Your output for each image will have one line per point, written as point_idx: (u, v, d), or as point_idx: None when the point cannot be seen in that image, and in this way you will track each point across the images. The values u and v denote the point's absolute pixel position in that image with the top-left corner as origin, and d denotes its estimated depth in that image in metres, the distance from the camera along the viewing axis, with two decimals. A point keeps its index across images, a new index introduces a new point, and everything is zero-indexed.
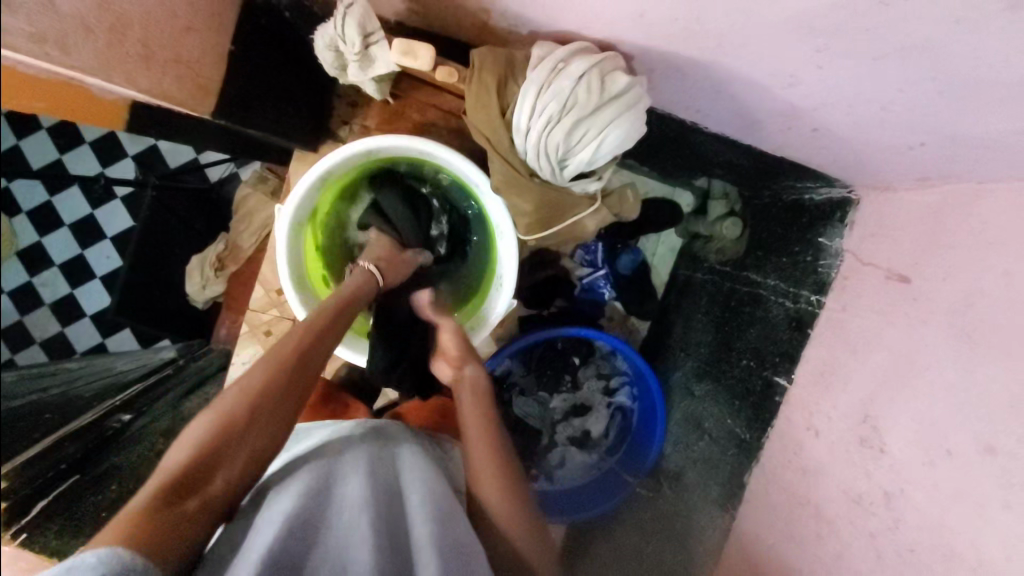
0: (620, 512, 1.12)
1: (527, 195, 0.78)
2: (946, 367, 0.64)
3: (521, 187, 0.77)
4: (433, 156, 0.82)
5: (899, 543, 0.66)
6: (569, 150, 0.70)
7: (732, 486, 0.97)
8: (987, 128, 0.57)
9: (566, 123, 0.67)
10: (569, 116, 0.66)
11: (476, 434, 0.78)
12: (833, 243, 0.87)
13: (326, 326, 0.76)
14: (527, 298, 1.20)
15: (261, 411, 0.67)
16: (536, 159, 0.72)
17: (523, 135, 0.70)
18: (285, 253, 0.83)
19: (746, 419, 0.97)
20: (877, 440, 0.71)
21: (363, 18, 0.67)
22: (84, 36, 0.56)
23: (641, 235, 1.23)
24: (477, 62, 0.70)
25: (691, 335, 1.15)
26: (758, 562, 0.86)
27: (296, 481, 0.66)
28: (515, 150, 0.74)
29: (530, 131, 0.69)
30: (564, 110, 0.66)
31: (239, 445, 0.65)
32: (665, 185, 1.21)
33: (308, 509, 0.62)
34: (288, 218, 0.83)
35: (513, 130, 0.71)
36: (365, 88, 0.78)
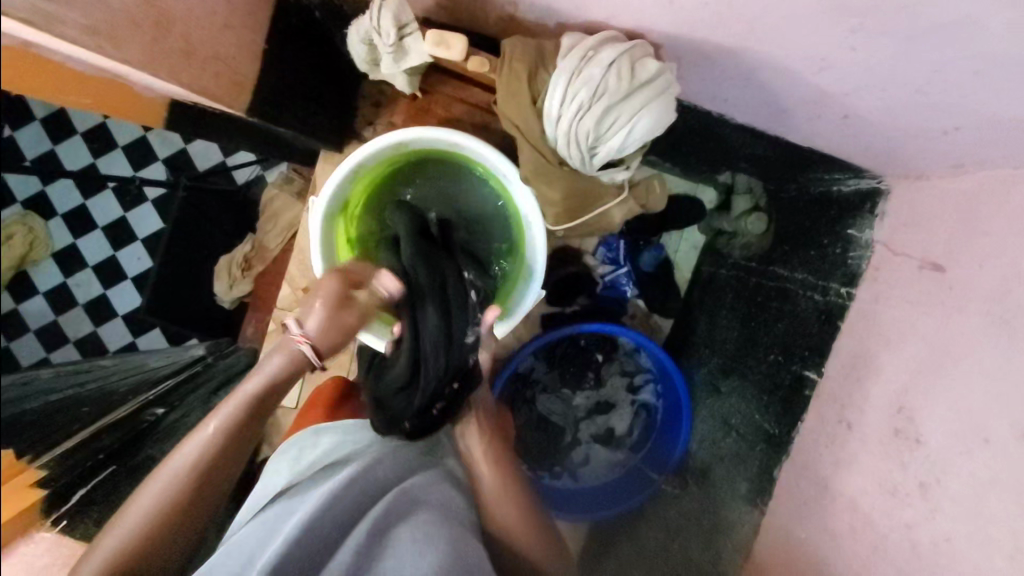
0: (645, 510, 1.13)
1: (555, 184, 0.79)
2: (984, 355, 0.63)
3: (550, 176, 0.77)
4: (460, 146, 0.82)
5: (937, 534, 0.65)
6: (600, 137, 0.70)
7: (761, 481, 0.95)
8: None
9: (596, 110, 0.67)
10: (599, 103, 0.67)
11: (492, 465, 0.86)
12: (863, 234, 0.86)
13: (228, 444, 0.73)
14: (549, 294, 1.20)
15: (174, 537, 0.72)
16: (566, 148, 0.72)
17: (553, 124, 0.71)
18: (316, 245, 0.85)
19: (775, 414, 0.96)
20: (912, 431, 0.70)
21: (398, 9, 0.68)
22: (132, 29, 0.57)
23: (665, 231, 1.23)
24: (508, 52, 0.71)
25: (715, 332, 1.14)
26: (788, 556, 0.85)
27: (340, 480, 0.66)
28: (545, 138, 0.74)
29: (560, 119, 0.69)
30: (595, 97, 0.67)
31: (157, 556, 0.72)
32: (687, 182, 1.20)
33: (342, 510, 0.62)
34: (321, 211, 0.85)
35: (543, 118, 0.72)
36: (396, 82, 0.80)
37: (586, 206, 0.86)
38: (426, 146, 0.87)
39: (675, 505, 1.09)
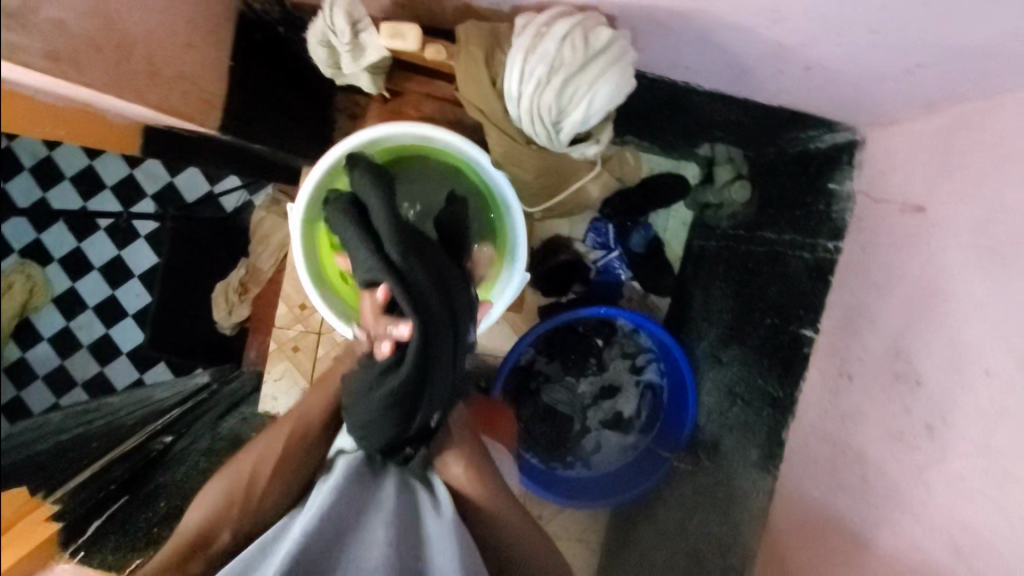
0: (661, 490, 1.13)
1: (527, 166, 0.82)
2: (974, 287, 0.63)
3: (520, 157, 0.81)
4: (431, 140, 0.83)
5: (949, 473, 0.64)
6: (562, 111, 0.71)
7: (772, 446, 0.95)
8: (998, 31, 0.56)
9: (555, 84, 0.68)
10: (557, 77, 0.67)
11: (475, 484, 0.85)
12: (843, 186, 0.86)
13: (317, 416, 0.89)
14: (542, 283, 1.21)
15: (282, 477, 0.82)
16: (531, 125, 0.73)
17: (515, 103, 0.72)
18: (301, 252, 0.86)
19: (778, 377, 0.95)
20: (912, 373, 0.70)
21: (350, 7, 0.69)
22: (95, 54, 0.57)
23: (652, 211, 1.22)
24: (462, 37, 0.72)
25: (711, 303, 1.14)
26: (807, 517, 0.85)
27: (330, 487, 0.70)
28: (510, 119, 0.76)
29: (521, 97, 0.70)
30: (552, 71, 0.68)
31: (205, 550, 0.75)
32: (669, 160, 1.20)
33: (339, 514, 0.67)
34: (301, 218, 0.86)
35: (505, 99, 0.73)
36: (360, 82, 0.81)
37: (560, 183, 0.89)
38: (398, 144, 0.88)
39: (690, 482, 1.10)
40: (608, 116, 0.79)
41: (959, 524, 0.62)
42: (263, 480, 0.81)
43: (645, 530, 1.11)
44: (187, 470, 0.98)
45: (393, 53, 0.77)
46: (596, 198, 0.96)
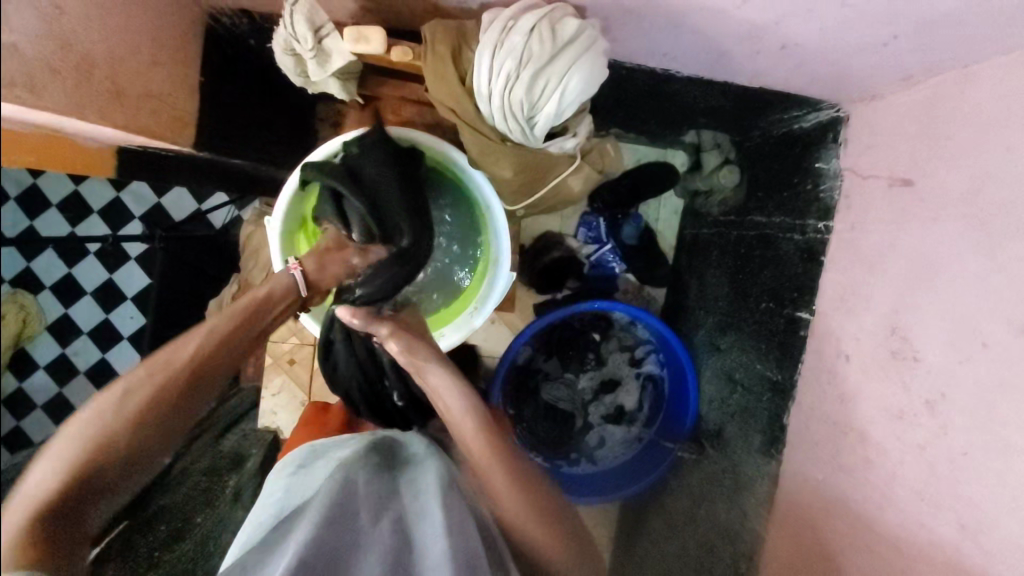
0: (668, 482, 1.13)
1: (504, 162, 0.80)
2: (965, 259, 0.62)
3: (496, 154, 0.79)
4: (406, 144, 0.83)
5: (950, 449, 0.63)
6: (534, 105, 0.70)
7: (773, 431, 0.93)
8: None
9: (525, 78, 0.67)
10: (526, 70, 0.66)
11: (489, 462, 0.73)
12: (830, 164, 0.85)
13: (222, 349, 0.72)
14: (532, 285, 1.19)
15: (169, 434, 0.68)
16: (504, 122, 0.72)
17: (486, 100, 0.71)
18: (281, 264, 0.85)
19: (775, 361, 0.94)
20: (908, 349, 0.69)
21: (310, 13, 0.68)
22: (54, 80, 0.55)
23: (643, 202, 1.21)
24: (428, 36, 0.71)
25: (707, 290, 1.13)
26: (812, 501, 0.83)
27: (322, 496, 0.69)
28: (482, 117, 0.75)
29: (492, 94, 0.70)
30: (521, 66, 0.66)
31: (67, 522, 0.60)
32: (656, 149, 1.19)
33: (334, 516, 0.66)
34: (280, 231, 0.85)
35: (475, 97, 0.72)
36: (331, 89, 0.80)
37: (541, 179, 0.87)
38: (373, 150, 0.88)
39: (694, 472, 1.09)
40: (583, 109, 0.79)
41: (963, 499, 0.61)
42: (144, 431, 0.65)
43: (655, 522, 1.11)
44: (188, 491, 0.91)
45: (361, 57, 0.76)
46: (580, 192, 0.94)
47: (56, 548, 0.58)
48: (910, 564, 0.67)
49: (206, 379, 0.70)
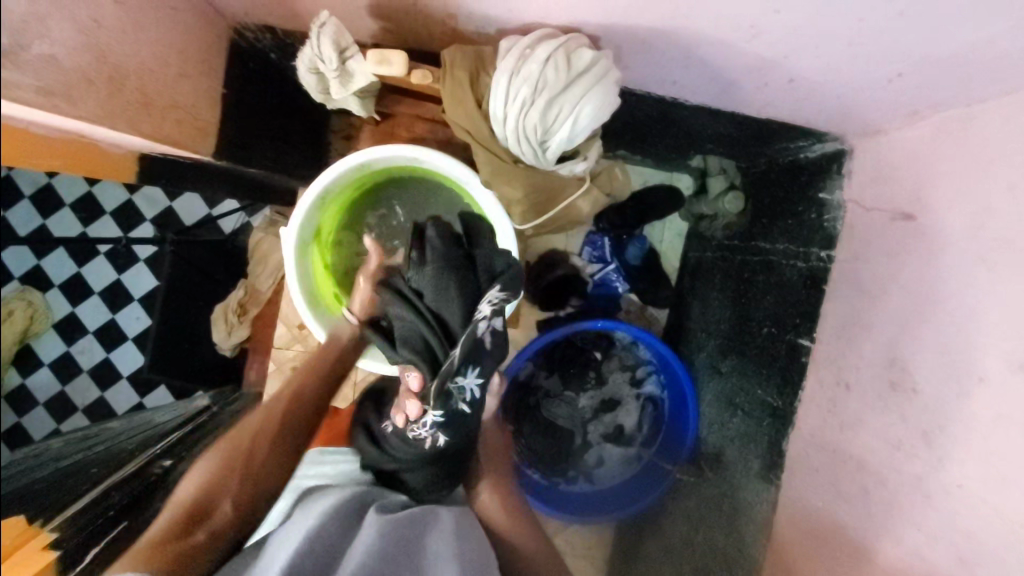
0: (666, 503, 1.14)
1: (515, 183, 0.82)
2: (966, 293, 0.64)
3: (507, 175, 0.81)
4: (423, 161, 0.85)
5: (947, 481, 0.63)
6: (547, 130, 0.71)
7: (772, 456, 0.94)
8: (978, 38, 0.58)
9: (540, 104, 0.68)
10: (541, 98, 0.68)
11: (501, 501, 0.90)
12: (834, 195, 0.87)
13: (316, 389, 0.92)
14: (534, 297, 1.22)
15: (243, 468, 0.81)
16: (518, 145, 0.74)
17: (501, 123, 0.73)
18: (294, 274, 0.86)
19: (776, 387, 0.95)
20: (907, 380, 0.70)
21: (336, 34, 0.70)
22: (87, 88, 0.57)
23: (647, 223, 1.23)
24: (448, 61, 0.73)
25: (710, 314, 1.14)
26: (809, 528, 0.84)
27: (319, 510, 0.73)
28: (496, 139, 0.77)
29: (507, 117, 0.71)
30: (536, 92, 0.68)
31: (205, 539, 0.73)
32: (663, 172, 1.21)
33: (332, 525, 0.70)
34: (294, 241, 0.86)
35: (491, 120, 0.74)
36: (349, 105, 0.82)
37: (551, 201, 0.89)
38: (390, 165, 0.90)
39: (693, 493, 1.09)
40: (595, 135, 0.80)
41: (958, 531, 0.62)
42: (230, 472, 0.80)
43: (652, 542, 1.12)
44: None
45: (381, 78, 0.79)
46: (588, 215, 0.97)
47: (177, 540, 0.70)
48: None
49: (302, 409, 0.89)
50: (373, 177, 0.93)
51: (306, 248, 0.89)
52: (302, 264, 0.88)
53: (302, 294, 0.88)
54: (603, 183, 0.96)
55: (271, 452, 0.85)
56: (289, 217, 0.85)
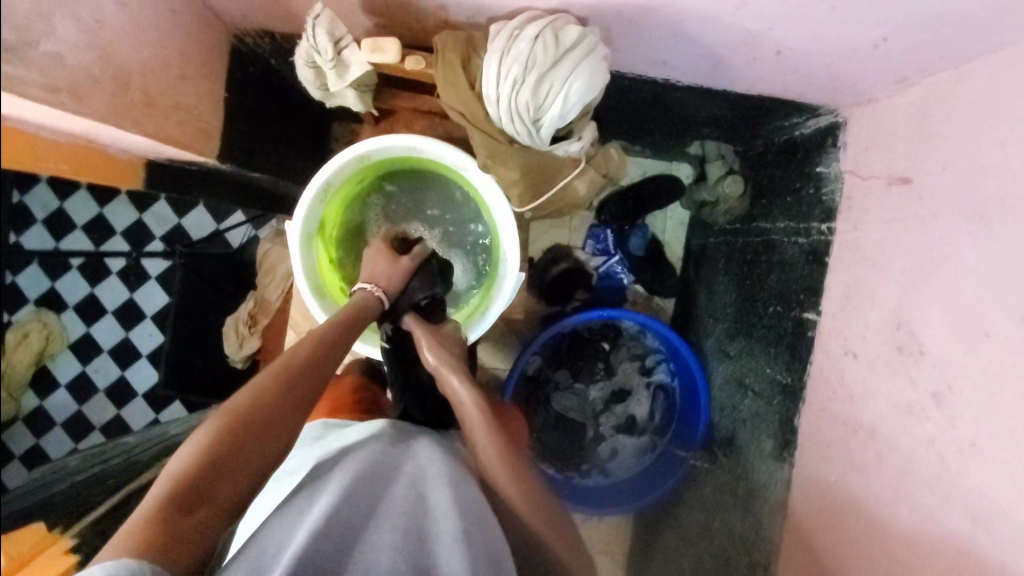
0: (682, 492, 1.14)
1: (510, 163, 0.83)
2: (965, 250, 0.64)
3: (503, 156, 0.83)
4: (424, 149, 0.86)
5: (959, 440, 0.63)
6: (540, 107, 0.73)
7: (785, 434, 0.93)
8: None
9: (530, 82, 0.70)
10: (531, 75, 0.70)
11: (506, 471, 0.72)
12: (831, 168, 0.87)
13: (326, 346, 0.75)
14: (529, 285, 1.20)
15: (242, 443, 0.62)
16: (512, 125, 0.76)
17: (494, 103, 0.75)
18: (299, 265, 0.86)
19: (785, 365, 0.94)
20: (914, 343, 0.70)
21: (331, 26, 0.72)
22: (92, 86, 0.59)
23: (648, 213, 1.24)
24: (440, 46, 0.76)
25: (716, 297, 1.14)
26: (826, 504, 0.83)
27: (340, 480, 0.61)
28: (490, 120, 0.78)
29: (500, 97, 0.73)
30: (526, 70, 0.70)
31: (205, 509, 0.56)
32: (661, 162, 1.22)
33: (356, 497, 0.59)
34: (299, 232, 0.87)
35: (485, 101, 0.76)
36: (346, 99, 0.84)
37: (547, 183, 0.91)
38: (391, 156, 0.91)
39: (709, 479, 1.09)
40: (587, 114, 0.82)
41: (973, 489, 0.61)
42: (219, 438, 0.61)
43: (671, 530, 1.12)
44: None
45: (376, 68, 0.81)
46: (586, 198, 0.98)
47: (182, 522, 0.54)
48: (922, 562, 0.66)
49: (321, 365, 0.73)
50: (373, 171, 0.95)
51: (309, 239, 0.89)
52: (307, 254, 0.88)
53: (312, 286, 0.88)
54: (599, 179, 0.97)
55: (265, 410, 0.65)
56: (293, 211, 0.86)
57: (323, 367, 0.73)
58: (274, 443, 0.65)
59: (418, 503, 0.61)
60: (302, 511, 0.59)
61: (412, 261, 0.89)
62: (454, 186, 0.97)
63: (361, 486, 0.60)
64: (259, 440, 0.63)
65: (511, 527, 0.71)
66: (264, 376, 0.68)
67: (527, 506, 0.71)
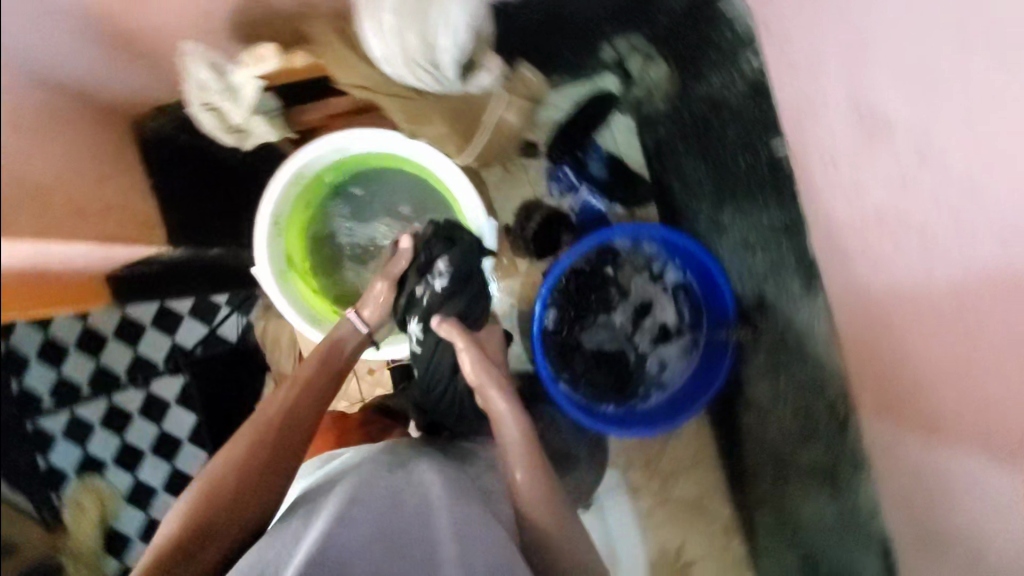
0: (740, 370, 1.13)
1: (432, 114, 0.91)
2: (891, 7, 0.67)
3: (423, 111, 0.90)
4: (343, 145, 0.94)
5: (962, 178, 0.64)
6: (430, 47, 0.77)
7: (807, 267, 0.94)
8: None
9: (406, 24, 0.75)
10: (405, 18, 0.75)
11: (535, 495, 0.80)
12: (734, 6, 0.93)
13: (302, 400, 0.87)
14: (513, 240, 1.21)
15: (224, 504, 0.75)
16: (410, 74, 0.81)
17: (385, 62, 0.80)
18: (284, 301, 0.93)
19: (778, 204, 0.95)
20: (883, 117, 0.72)
21: (207, 56, 0.80)
22: (25, 207, 0.58)
23: (596, 133, 1.22)
24: (318, 33, 0.84)
25: (689, 178, 1.13)
26: (873, 312, 0.82)
27: (335, 503, 0.70)
28: (389, 79, 0.85)
29: (388, 53, 0.78)
30: (400, 16, 0.75)
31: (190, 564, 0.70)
32: (583, 81, 1.20)
33: (351, 516, 0.67)
34: (269, 272, 0.93)
35: (378, 64, 0.82)
36: (260, 127, 0.90)
37: (474, 124, 0.96)
38: (320, 171, 0.98)
39: (760, 349, 1.08)
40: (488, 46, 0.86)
41: (997, 217, 0.61)
42: (208, 494, 0.76)
43: (748, 413, 1.13)
44: None
45: (269, 83, 0.87)
46: (521, 127, 1.00)
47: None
48: (969, 306, 0.67)
49: (297, 418, 0.86)
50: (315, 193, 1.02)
51: (284, 272, 0.97)
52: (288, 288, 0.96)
53: (306, 317, 0.97)
54: (514, 128, 1.00)
55: (248, 470, 0.78)
56: (256, 255, 0.92)
57: (298, 420, 0.86)
58: (262, 494, 0.78)
59: (417, 526, 0.68)
60: (296, 535, 0.68)
61: (388, 288, 0.95)
62: (397, 169, 1.04)
63: (354, 505, 0.69)
64: (246, 494, 0.77)
65: (527, 529, 0.79)
66: (240, 442, 0.81)
67: (538, 511, 0.79)
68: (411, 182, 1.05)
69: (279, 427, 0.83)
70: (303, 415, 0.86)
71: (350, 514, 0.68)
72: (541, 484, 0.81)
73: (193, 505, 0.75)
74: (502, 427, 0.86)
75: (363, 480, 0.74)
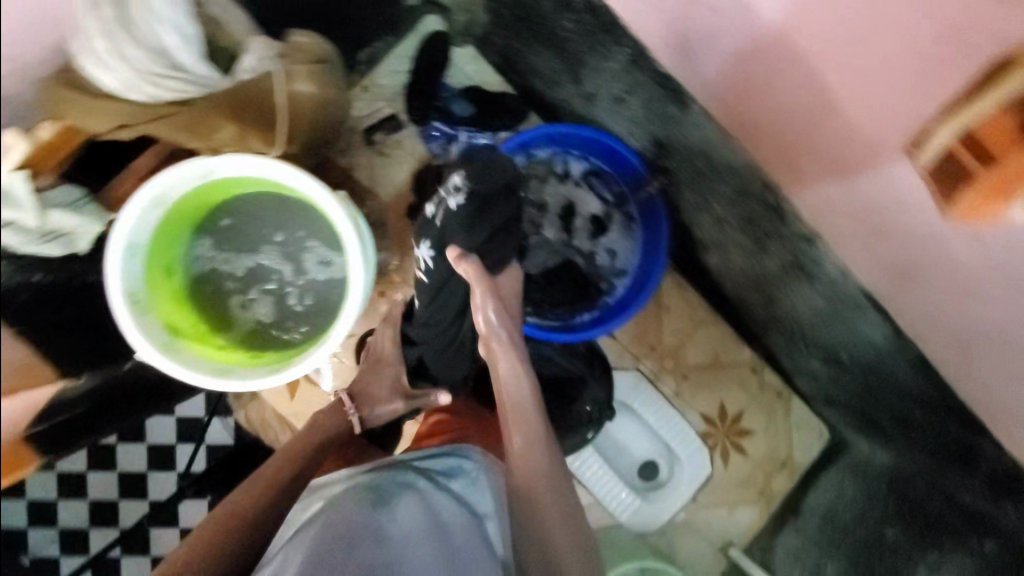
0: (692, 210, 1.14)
1: (214, 117, 0.88)
2: None
3: (203, 118, 0.87)
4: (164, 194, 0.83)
5: None
6: (160, 50, 0.79)
7: (670, 86, 0.94)
8: None
9: (124, 40, 0.76)
10: (119, 34, 0.75)
11: (531, 457, 0.89)
12: None
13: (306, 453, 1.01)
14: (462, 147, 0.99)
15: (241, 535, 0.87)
16: (158, 85, 0.80)
17: (128, 87, 0.79)
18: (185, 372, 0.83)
19: (616, 43, 0.94)
20: None
21: None
22: None
23: (447, 76, 1.28)
24: (58, 95, 0.74)
25: (540, 66, 1.14)
26: (742, 90, 0.83)
27: (327, 520, 0.79)
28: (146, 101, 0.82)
29: (124, 75, 0.78)
30: (111, 34, 0.75)
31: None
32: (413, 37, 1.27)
33: (347, 528, 0.76)
34: (154, 349, 0.83)
35: (121, 92, 0.79)
36: (56, 216, 0.82)
37: (268, 110, 0.93)
38: (163, 229, 0.88)
39: (685, 179, 1.09)
40: (236, 32, 0.89)
41: None
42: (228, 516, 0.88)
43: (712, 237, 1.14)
44: None
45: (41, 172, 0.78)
46: (320, 94, 1.02)
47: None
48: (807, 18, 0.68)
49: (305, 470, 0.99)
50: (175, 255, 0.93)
51: (176, 346, 0.87)
52: (188, 360, 0.86)
53: (212, 370, 0.87)
54: (330, 99, 1.06)
55: (273, 499, 0.93)
56: (131, 339, 0.81)
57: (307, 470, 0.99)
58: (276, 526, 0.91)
59: (409, 542, 0.77)
60: (289, 550, 0.76)
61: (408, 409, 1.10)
62: (250, 195, 0.95)
63: (350, 520, 0.78)
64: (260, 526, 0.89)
65: (519, 498, 0.88)
66: (258, 483, 0.94)
67: (536, 491, 0.87)
68: (273, 201, 0.95)
69: (295, 474, 0.97)
70: (310, 460, 1.00)
71: (345, 526, 0.77)
72: (533, 457, 0.89)
73: (218, 521, 0.87)
74: (503, 382, 0.92)
75: (352, 501, 0.82)
